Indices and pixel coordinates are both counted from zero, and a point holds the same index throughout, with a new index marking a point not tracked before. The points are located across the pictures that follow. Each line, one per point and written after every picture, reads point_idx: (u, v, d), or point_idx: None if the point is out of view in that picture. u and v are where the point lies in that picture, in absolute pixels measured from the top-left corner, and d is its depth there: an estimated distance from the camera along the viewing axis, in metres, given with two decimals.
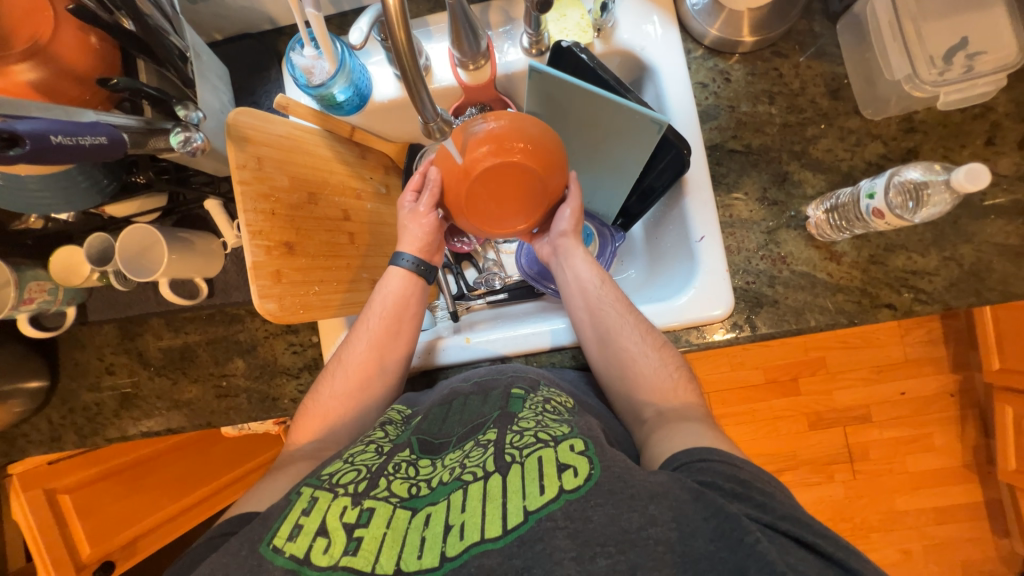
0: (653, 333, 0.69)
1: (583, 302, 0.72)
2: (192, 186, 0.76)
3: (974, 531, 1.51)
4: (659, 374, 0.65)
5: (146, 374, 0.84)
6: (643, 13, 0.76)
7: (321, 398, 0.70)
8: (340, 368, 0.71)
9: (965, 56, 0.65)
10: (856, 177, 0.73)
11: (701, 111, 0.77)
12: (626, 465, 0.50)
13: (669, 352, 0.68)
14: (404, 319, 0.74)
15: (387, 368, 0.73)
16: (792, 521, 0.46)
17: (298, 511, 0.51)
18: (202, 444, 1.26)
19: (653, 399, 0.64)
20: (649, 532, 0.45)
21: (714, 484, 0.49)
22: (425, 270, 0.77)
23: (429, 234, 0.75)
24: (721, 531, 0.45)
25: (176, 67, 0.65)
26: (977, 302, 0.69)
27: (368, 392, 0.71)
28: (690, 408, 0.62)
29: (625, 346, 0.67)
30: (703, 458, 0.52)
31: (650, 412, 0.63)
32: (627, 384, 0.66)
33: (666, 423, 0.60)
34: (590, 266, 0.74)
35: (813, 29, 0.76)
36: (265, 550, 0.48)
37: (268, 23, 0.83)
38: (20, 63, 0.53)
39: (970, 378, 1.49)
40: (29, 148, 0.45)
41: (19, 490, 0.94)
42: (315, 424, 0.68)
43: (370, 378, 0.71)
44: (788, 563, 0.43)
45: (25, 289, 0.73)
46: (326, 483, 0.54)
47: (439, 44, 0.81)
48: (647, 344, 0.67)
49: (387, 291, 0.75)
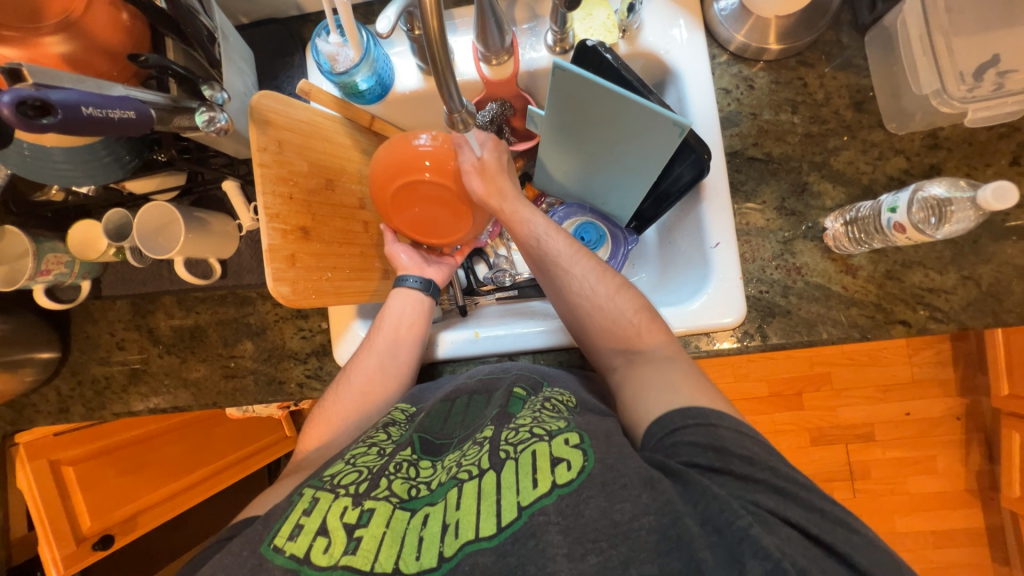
0: (604, 277, 0.68)
1: (533, 264, 0.73)
2: (211, 167, 0.76)
3: (974, 557, 1.49)
4: (618, 320, 0.65)
5: (156, 351, 0.85)
6: (669, 16, 0.76)
7: (327, 406, 0.71)
8: (345, 380, 0.72)
9: (996, 73, 0.65)
10: (876, 191, 0.72)
11: (723, 117, 0.77)
12: (620, 453, 0.50)
13: (625, 293, 0.66)
14: (412, 332, 0.74)
15: (389, 376, 0.72)
16: (776, 495, 0.46)
17: (298, 511, 0.51)
18: (204, 426, 1.27)
19: (618, 345, 0.64)
20: (641, 522, 0.45)
21: (692, 462, 0.48)
22: (421, 282, 0.77)
23: (411, 256, 0.80)
24: (709, 514, 0.45)
25: (205, 48, 0.65)
26: (993, 323, 0.68)
27: (372, 404, 0.70)
28: (656, 346, 0.62)
29: (576, 300, 0.68)
30: (677, 430, 0.51)
31: (619, 360, 0.63)
32: (589, 334, 0.67)
33: (635, 368, 0.60)
34: (535, 222, 0.73)
35: (840, 40, 0.75)
36: (265, 550, 0.49)
37: (295, 9, 0.84)
38: (52, 35, 0.53)
39: (978, 402, 1.47)
40: (61, 117, 0.45)
41: (25, 459, 0.94)
42: (321, 431, 0.69)
43: (373, 388, 0.71)
44: (777, 545, 0.42)
45: (43, 260, 0.73)
46: (327, 484, 0.54)
47: (463, 37, 0.81)
48: (598, 294, 0.66)
49: (394, 307, 0.75)
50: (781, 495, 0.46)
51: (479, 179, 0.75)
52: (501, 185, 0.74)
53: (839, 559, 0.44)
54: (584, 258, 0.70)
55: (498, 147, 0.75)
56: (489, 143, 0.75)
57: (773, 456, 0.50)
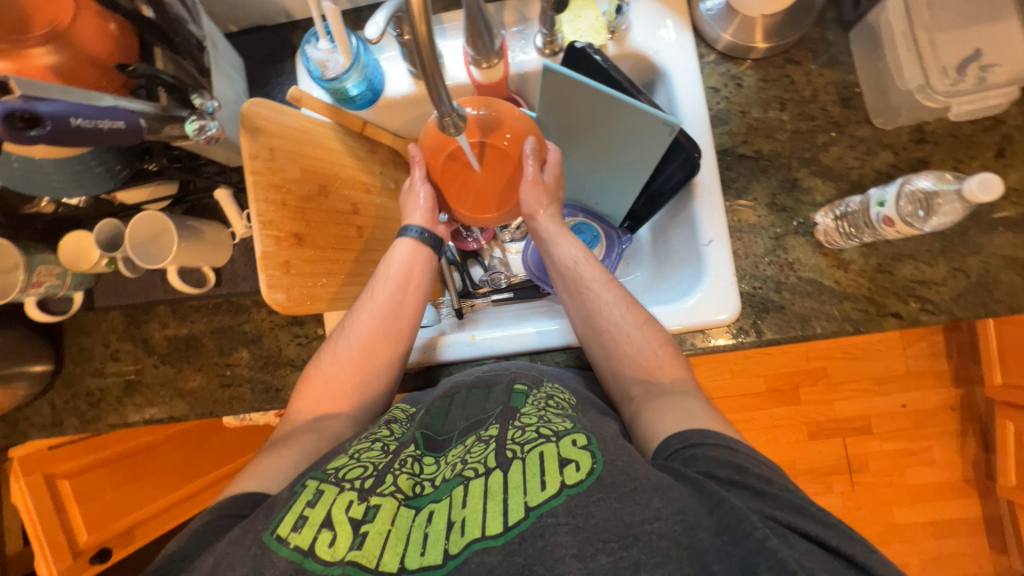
0: (636, 308, 0.68)
1: (561, 285, 0.73)
2: (203, 175, 0.77)
3: (972, 546, 1.50)
4: (642, 351, 0.64)
5: (151, 362, 0.85)
6: (657, 17, 0.77)
7: (324, 364, 0.70)
8: (343, 337, 0.71)
9: (978, 67, 0.65)
10: (865, 186, 0.73)
11: (713, 115, 0.77)
12: (629, 457, 0.50)
13: (654, 327, 0.66)
14: (417, 290, 0.74)
15: (390, 336, 0.71)
16: (792, 511, 0.46)
17: (303, 503, 0.51)
18: (203, 434, 1.26)
19: (639, 376, 0.63)
20: (652, 526, 0.44)
21: (710, 473, 0.49)
22: (430, 238, 0.77)
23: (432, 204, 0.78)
24: (725, 524, 0.44)
25: (194, 56, 0.66)
26: (983, 314, 0.69)
27: (372, 366, 0.70)
28: (679, 383, 0.61)
29: (604, 325, 0.67)
30: (696, 444, 0.51)
31: (638, 389, 0.63)
32: (611, 361, 0.66)
33: (653, 399, 0.60)
34: (569, 247, 0.74)
35: (825, 37, 0.76)
36: (268, 539, 0.48)
37: (284, 16, 0.84)
38: (38, 46, 0.53)
39: (972, 392, 1.49)
40: (50, 128, 0.45)
41: (19, 473, 0.94)
42: (317, 392, 0.68)
43: (375, 346, 0.70)
44: (795, 559, 0.42)
45: (34, 272, 0.73)
46: (332, 477, 0.53)
47: (453, 41, 0.81)
48: (627, 323, 0.66)
49: (398, 262, 0.74)
50: (800, 513, 0.46)
51: (531, 195, 0.74)
52: (549, 209, 0.76)
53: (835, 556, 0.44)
54: (616, 287, 0.70)
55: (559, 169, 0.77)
56: (554, 166, 0.77)
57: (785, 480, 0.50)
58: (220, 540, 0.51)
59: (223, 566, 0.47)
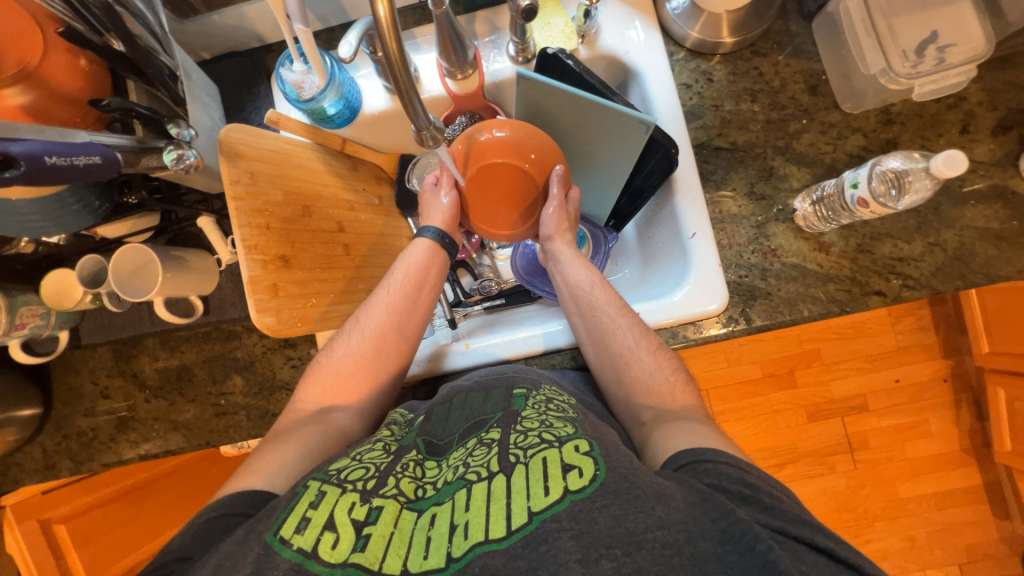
0: (647, 336, 0.69)
1: (573, 307, 0.74)
2: (184, 205, 0.76)
3: (976, 515, 1.52)
4: (654, 377, 0.65)
5: (143, 396, 0.83)
6: (626, 19, 0.79)
7: (335, 355, 0.69)
8: (356, 329, 0.70)
9: (936, 48, 0.68)
10: (839, 169, 0.75)
11: (687, 111, 0.79)
12: (631, 465, 0.50)
13: (665, 354, 0.67)
14: (428, 289, 0.74)
15: (403, 334, 0.72)
16: (801, 525, 0.46)
17: (305, 504, 0.50)
18: (201, 465, 1.25)
19: (649, 400, 0.64)
20: (655, 535, 0.44)
21: (720, 486, 0.49)
22: (448, 243, 0.78)
23: (449, 213, 0.78)
24: (730, 534, 0.44)
25: (167, 86, 0.65)
26: (963, 286, 0.71)
27: (382, 360, 0.70)
28: (689, 409, 0.62)
29: (618, 350, 0.68)
30: (708, 459, 0.51)
31: (648, 414, 0.63)
32: (622, 385, 0.67)
33: (664, 423, 0.60)
34: (581, 273, 0.75)
35: (789, 28, 0.78)
36: (271, 540, 0.47)
37: (257, 40, 0.84)
38: (9, 87, 0.53)
39: (962, 362, 1.52)
40: (23, 169, 0.45)
41: (13, 522, 0.92)
42: (327, 381, 0.68)
43: (387, 342, 0.70)
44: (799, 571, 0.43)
45: (16, 314, 0.71)
46: (334, 478, 0.53)
47: (426, 55, 0.82)
48: (640, 349, 0.67)
49: (413, 260, 0.75)
50: (808, 526, 0.47)
51: (552, 220, 0.77)
52: (565, 235, 0.78)
53: (826, 556, 0.45)
54: (629, 314, 0.71)
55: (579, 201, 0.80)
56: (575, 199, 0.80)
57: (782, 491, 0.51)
58: (225, 540, 0.49)
59: (225, 566, 0.46)
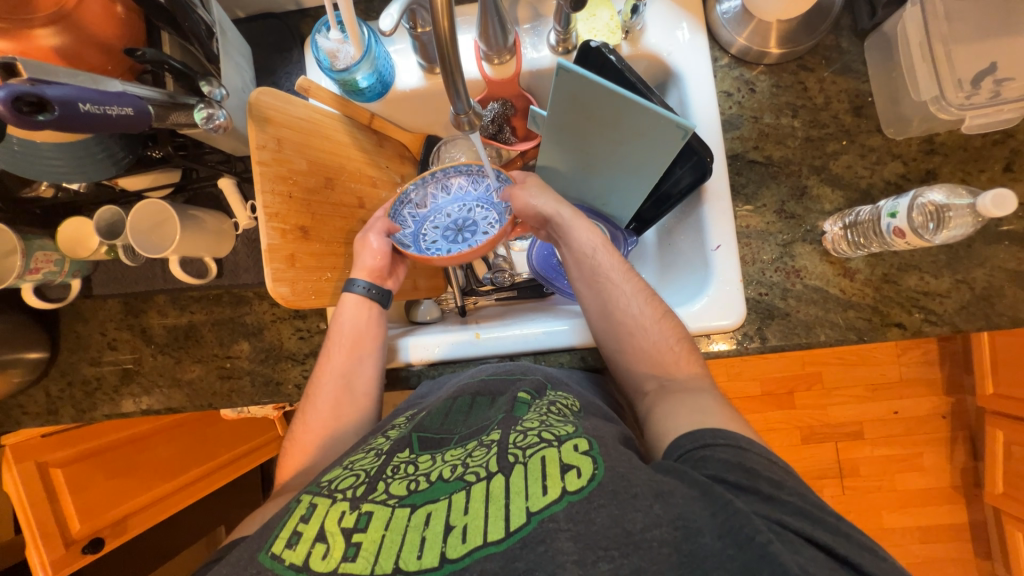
0: (654, 302, 0.68)
1: (577, 274, 0.73)
2: (206, 164, 0.74)
3: (958, 551, 1.53)
4: (659, 346, 0.65)
5: (149, 351, 0.83)
6: (672, 19, 0.76)
7: (299, 432, 0.69)
8: (310, 405, 0.70)
9: (992, 81, 0.66)
10: (874, 195, 0.73)
11: (725, 120, 0.77)
12: (630, 465, 0.50)
13: (671, 323, 0.67)
14: (369, 341, 0.72)
15: (357, 393, 0.71)
16: (802, 518, 0.46)
17: (297, 518, 0.51)
18: (200, 425, 1.27)
19: (654, 370, 0.65)
20: (652, 534, 0.44)
21: (719, 477, 0.49)
22: (377, 294, 0.74)
23: (381, 260, 0.74)
24: (728, 527, 0.44)
25: (202, 43, 0.64)
26: (986, 327, 0.69)
27: (347, 418, 0.69)
28: (695, 379, 0.63)
29: (621, 319, 0.67)
30: (707, 445, 0.52)
31: (651, 385, 0.64)
32: (625, 354, 0.67)
33: (665, 396, 0.61)
34: (589, 236, 0.73)
35: (840, 45, 0.76)
36: (264, 558, 0.48)
37: (294, 4, 0.82)
38: (43, 27, 0.51)
39: (963, 401, 1.51)
40: (57, 114, 0.44)
41: (11, 461, 0.92)
42: (294, 461, 0.67)
43: (343, 407, 0.70)
44: (800, 565, 0.41)
45: (31, 258, 0.72)
46: (326, 489, 0.54)
47: (465, 36, 0.80)
48: (645, 317, 0.67)
49: (346, 317, 0.72)
50: (808, 519, 0.46)
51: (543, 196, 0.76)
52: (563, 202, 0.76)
53: (829, 555, 0.44)
54: (635, 279, 0.70)
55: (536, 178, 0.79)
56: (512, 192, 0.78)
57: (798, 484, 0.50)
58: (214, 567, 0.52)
59: None
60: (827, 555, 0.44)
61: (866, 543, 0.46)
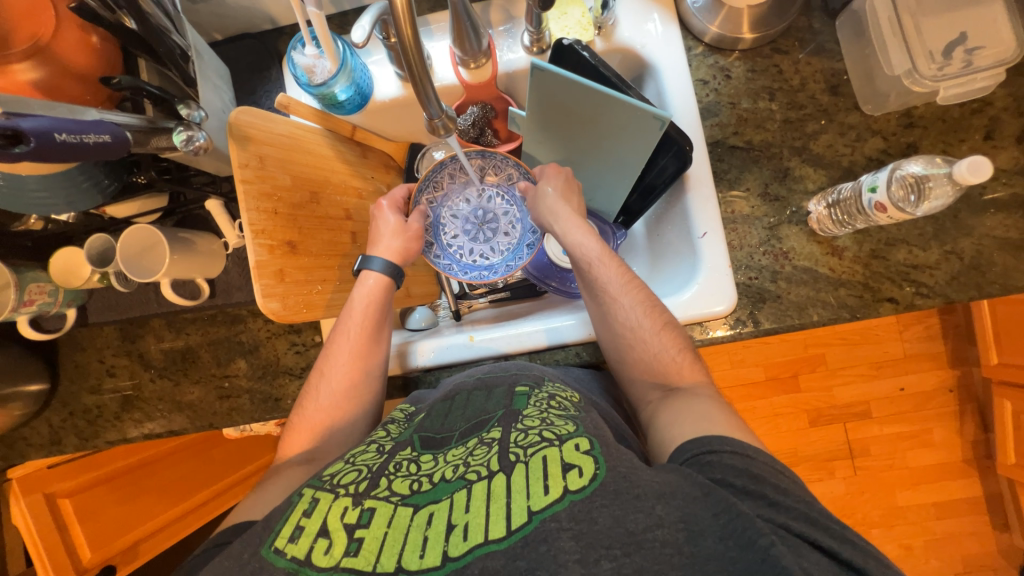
0: (654, 312, 0.67)
1: (580, 283, 0.73)
2: (193, 186, 0.75)
3: (974, 525, 1.51)
4: (660, 358, 0.64)
5: (148, 376, 0.84)
6: (644, 12, 0.77)
7: (308, 410, 0.69)
8: (324, 382, 0.70)
9: (964, 51, 0.66)
10: (857, 173, 0.73)
11: (703, 108, 0.77)
12: (631, 464, 0.49)
13: (672, 333, 0.65)
14: (383, 327, 0.73)
15: (372, 374, 0.71)
16: (808, 524, 0.46)
17: (299, 513, 0.51)
18: (204, 446, 1.26)
19: (655, 380, 0.64)
20: (655, 534, 0.44)
21: (725, 481, 0.48)
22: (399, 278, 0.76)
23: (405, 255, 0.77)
24: (732, 530, 0.44)
25: (178, 66, 0.65)
26: (978, 296, 0.69)
27: (361, 399, 0.70)
28: (699, 387, 0.62)
29: (622, 331, 0.67)
30: (714, 451, 0.51)
31: (655, 394, 0.64)
32: (627, 363, 0.67)
33: (668, 402, 0.61)
34: (591, 246, 0.72)
35: (812, 26, 0.76)
36: (266, 552, 0.49)
37: (269, 23, 0.83)
38: (20, 61, 0.52)
39: (969, 373, 1.50)
40: (33, 145, 0.45)
41: (19, 493, 0.93)
42: (305, 438, 0.67)
43: (357, 386, 0.70)
44: (801, 568, 0.42)
45: (25, 291, 0.72)
46: (327, 484, 0.54)
47: (439, 43, 0.81)
48: (645, 329, 0.66)
49: (364, 296, 0.73)
50: (814, 525, 0.46)
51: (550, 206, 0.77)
52: (566, 212, 0.75)
53: (829, 556, 0.44)
54: (636, 289, 0.69)
55: (559, 177, 0.79)
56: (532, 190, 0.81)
57: (804, 491, 0.50)
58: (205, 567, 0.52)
59: None
60: (830, 558, 0.44)
61: (872, 551, 0.46)
